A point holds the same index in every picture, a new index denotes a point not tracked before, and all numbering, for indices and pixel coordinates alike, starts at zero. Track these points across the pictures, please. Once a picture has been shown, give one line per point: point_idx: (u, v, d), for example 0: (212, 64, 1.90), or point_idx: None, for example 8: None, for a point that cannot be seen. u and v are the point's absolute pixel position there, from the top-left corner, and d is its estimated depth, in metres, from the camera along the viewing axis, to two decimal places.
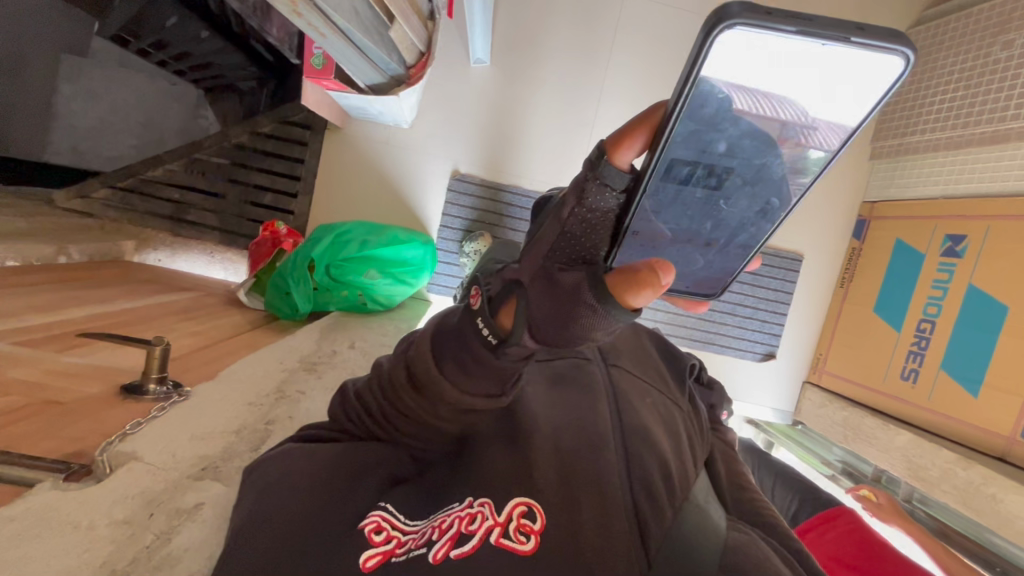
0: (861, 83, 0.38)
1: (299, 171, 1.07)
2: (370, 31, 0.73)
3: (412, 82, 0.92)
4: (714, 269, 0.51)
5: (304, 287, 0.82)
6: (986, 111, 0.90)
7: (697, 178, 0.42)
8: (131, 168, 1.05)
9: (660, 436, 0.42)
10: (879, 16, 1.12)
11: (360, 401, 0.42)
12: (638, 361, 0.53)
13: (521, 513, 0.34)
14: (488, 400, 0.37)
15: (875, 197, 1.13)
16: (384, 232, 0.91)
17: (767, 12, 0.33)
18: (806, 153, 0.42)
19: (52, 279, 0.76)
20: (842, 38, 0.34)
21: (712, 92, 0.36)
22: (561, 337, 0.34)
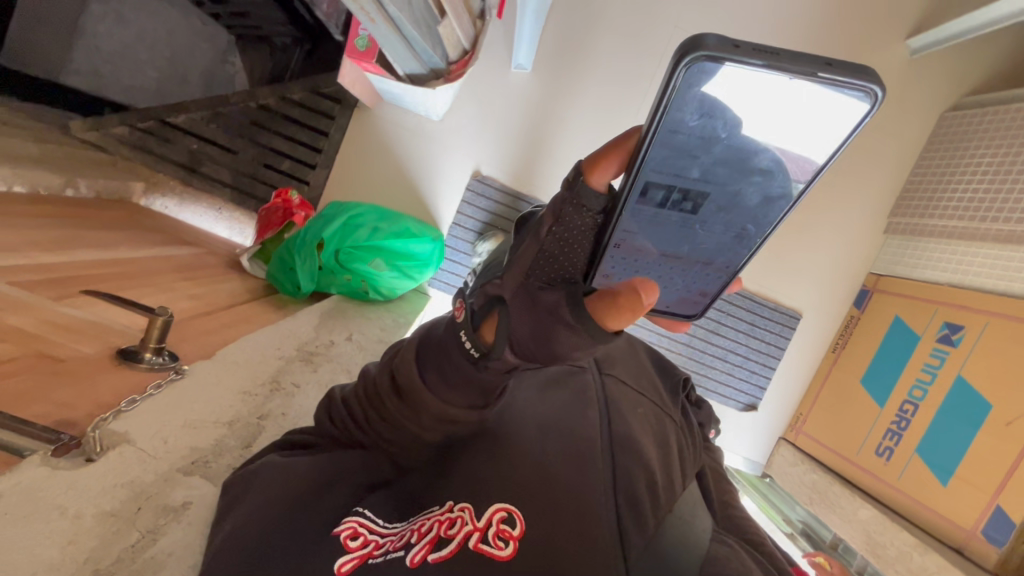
0: (821, 126, 0.40)
1: (322, 143, 1.06)
2: (419, 20, 0.74)
3: (452, 78, 0.90)
4: (691, 287, 0.50)
5: (309, 264, 0.81)
6: (1008, 210, 0.91)
7: (673, 202, 0.41)
8: (153, 111, 1.03)
9: (649, 447, 0.43)
10: (923, 91, 1.11)
11: (346, 406, 0.42)
12: (634, 371, 0.53)
13: (501, 519, 0.34)
14: (471, 410, 0.38)
15: (882, 270, 1.14)
16: (396, 222, 0.91)
17: (736, 45, 0.34)
18: (774, 185, 0.42)
19: (57, 212, 0.76)
20: (811, 72, 0.36)
21: (684, 118, 0.37)
22: (540, 352, 0.34)
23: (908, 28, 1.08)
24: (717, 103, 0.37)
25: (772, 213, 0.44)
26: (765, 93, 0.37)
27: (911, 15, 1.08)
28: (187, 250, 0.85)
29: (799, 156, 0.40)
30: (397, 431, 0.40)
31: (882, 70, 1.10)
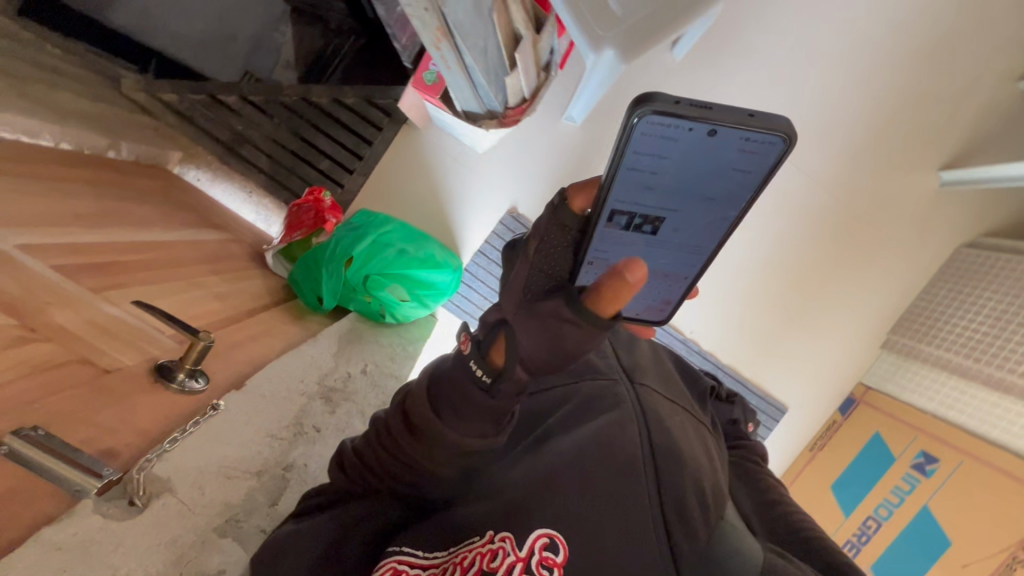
0: (751, 164, 0.51)
1: (364, 151, 1.07)
2: (489, 68, 0.78)
3: (505, 122, 0.90)
4: (657, 296, 0.61)
5: (334, 281, 0.82)
6: (998, 355, 0.97)
7: (636, 224, 0.53)
8: (209, 87, 1.06)
9: (692, 454, 0.48)
10: (945, 223, 1.14)
11: (359, 457, 0.45)
12: (663, 381, 0.57)
13: (545, 546, 0.39)
14: (485, 435, 0.40)
15: (873, 382, 1.17)
16: (422, 246, 0.93)
17: (676, 102, 0.45)
18: (714, 212, 0.54)
19: (99, 179, 0.77)
20: (734, 122, 0.47)
21: (641, 158, 0.49)
22: (553, 353, 0.40)
23: (942, 160, 1.12)
24: (665, 146, 0.49)
25: (716, 232, 0.55)
26: (702, 137, 0.48)
27: (948, 149, 1.12)
28: (215, 237, 0.87)
29: (730, 197, 0.53)
30: (415, 468, 0.42)
31: (910, 195, 1.13)
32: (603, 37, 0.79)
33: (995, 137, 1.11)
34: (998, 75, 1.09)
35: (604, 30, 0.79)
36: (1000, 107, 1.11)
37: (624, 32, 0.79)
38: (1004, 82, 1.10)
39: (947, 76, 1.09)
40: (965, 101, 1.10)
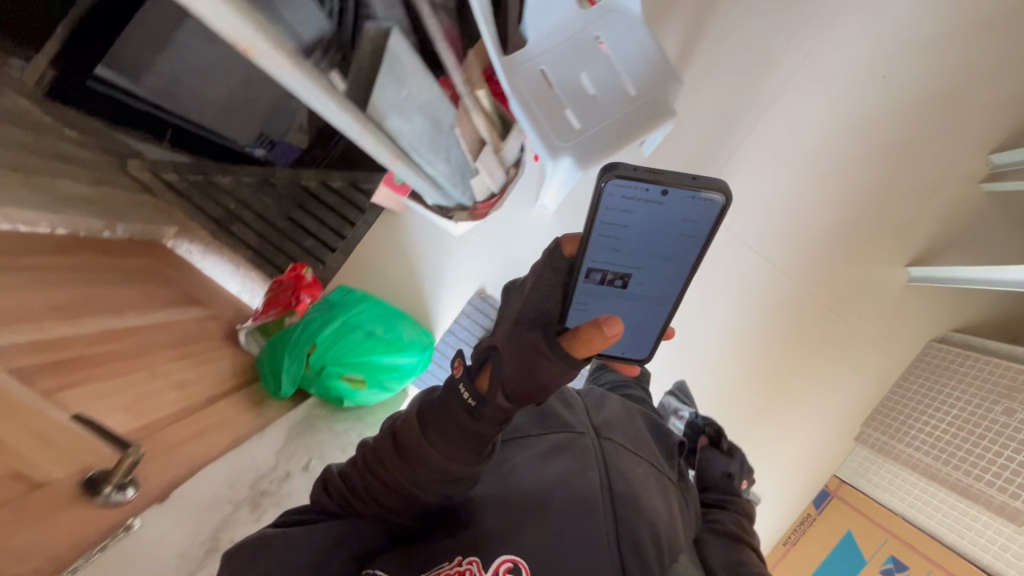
0: (703, 218, 0.57)
1: (347, 231, 1.14)
2: (451, 176, 0.83)
3: (475, 216, 0.96)
4: (633, 343, 0.69)
5: (296, 367, 0.85)
6: (971, 464, 0.95)
7: (609, 276, 0.61)
8: (206, 168, 1.15)
9: (648, 500, 0.58)
10: (915, 318, 1.15)
11: (346, 481, 0.54)
12: (629, 434, 0.65)
13: (507, 569, 0.49)
14: (466, 459, 0.50)
15: (846, 476, 1.14)
16: (391, 326, 0.98)
17: (634, 168, 0.53)
18: (675, 261, 0.61)
19: (92, 265, 0.83)
20: (682, 182, 0.55)
21: (607, 217, 0.57)
22: (527, 381, 0.48)
23: (910, 256, 1.14)
24: (626, 205, 0.56)
25: (679, 280, 0.63)
26: (658, 196, 0.56)
27: (914, 247, 1.14)
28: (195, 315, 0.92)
29: (688, 247, 0.60)
30: (397, 487, 0.52)
31: (879, 289, 1.15)
32: (560, 146, 0.83)
33: (959, 236, 1.14)
34: (958, 177, 1.13)
35: (561, 139, 0.83)
36: (962, 208, 1.13)
37: (580, 141, 0.84)
38: (965, 185, 1.13)
39: (908, 177, 1.12)
40: (928, 202, 1.13)
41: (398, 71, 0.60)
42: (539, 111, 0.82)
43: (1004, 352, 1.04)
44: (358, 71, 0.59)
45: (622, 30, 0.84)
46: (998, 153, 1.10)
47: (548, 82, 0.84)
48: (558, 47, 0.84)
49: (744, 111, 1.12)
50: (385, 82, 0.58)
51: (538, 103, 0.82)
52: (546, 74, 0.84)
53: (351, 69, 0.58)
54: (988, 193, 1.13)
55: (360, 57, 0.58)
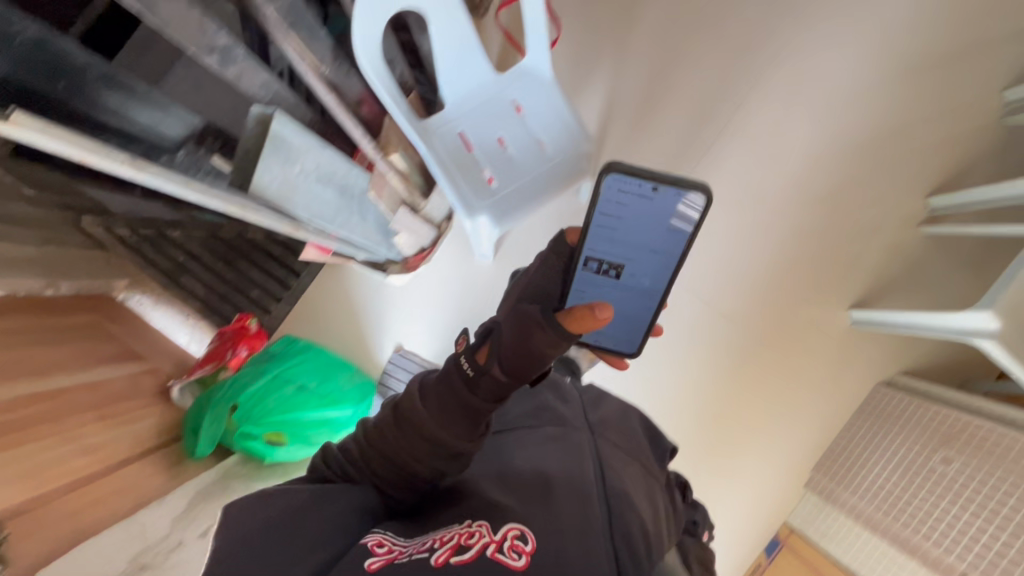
0: (685, 217, 0.64)
1: (292, 282, 1.25)
2: (369, 235, 0.87)
3: (409, 268, 1.01)
4: (622, 334, 0.78)
5: (215, 427, 0.88)
6: (911, 516, 0.95)
7: (604, 266, 0.70)
8: (154, 221, 1.10)
9: (636, 495, 0.60)
10: (861, 362, 1.14)
11: (345, 454, 0.57)
12: (623, 438, 0.71)
13: (515, 536, 0.47)
14: (462, 429, 0.55)
15: (797, 524, 1.13)
16: (324, 378, 1.04)
17: (630, 168, 0.62)
18: (662, 259, 0.69)
19: (26, 323, 0.80)
20: (667, 183, 0.62)
21: (604, 209, 0.65)
22: (523, 349, 0.56)
23: (853, 298, 1.14)
24: (620, 199, 0.65)
25: (664, 276, 0.70)
26: (647, 195, 0.64)
27: (856, 291, 1.14)
28: (128, 372, 0.93)
29: (671, 245, 0.67)
30: (394, 458, 0.55)
31: (823, 332, 1.14)
32: (479, 205, 0.94)
33: (899, 278, 1.14)
34: (897, 220, 1.12)
35: (479, 199, 0.92)
36: (901, 250, 1.13)
37: (497, 200, 0.94)
38: (904, 228, 1.12)
39: (847, 221, 1.12)
40: (869, 245, 1.13)
41: (293, 152, 0.61)
42: (458, 174, 0.88)
43: (947, 399, 1.02)
44: (245, 151, 0.60)
45: (537, 90, 0.83)
46: (936, 197, 1.10)
47: (468, 145, 0.86)
48: (476, 108, 0.83)
49: (684, 158, 1.13)
50: (271, 163, 0.60)
51: (458, 166, 0.87)
52: (464, 136, 0.85)
53: (240, 149, 0.60)
54: (927, 236, 1.12)
55: (247, 139, 0.59)
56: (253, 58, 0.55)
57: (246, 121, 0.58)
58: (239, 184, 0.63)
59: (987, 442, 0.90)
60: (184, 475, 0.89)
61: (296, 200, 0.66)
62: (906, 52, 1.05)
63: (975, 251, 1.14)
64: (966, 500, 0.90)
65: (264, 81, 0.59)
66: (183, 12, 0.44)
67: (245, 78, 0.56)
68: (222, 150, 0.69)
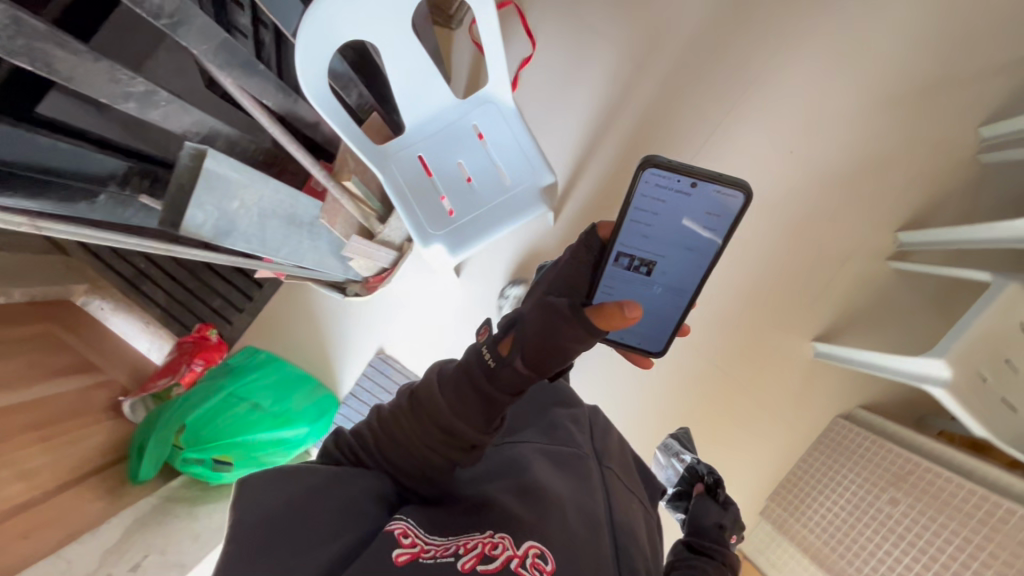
0: (723, 212, 0.60)
1: (254, 293, 1.19)
2: (321, 262, 0.88)
3: (368, 287, 1.08)
4: (647, 334, 0.73)
5: (160, 449, 0.94)
6: (857, 555, 0.95)
7: (635, 263, 0.66)
8: None
9: (639, 533, 0.60)
10: (818, 395, 1.15)
11: (357, 439, 0.53)
12: (624, 469, 0.71)
13: (536, 554, 0.47)
14: (478, 426, 0.51)
15: (750, 551, 1.14)
16: (280, 398, 1.11)
17: (670, 162, 0.57)
18: (695, 256, 0.65)
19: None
20: (706, 177, 0.58)
21: (637, 201, 0.61)
22: (549, 346, 0.52)
23: (818, 329, 1.13)
24: (654, 193, 0.60)
25: (696, 274, 0.66)
26: (683, 188, 0.60)
27: (822, 322, 1.13)
28: (80, 386, 0.93)
29: (706, 242, 0.63)
30: (408, 450, 0.51)
31: (783, 364, 1.14)
32: (433, 233, 0.91)
33: (862, 315, 1.12)
34: (867, 254, 1.10)
35: (434, 227, 0.91)
36: (867, 286, 1.11)
37: (453, 230, 0.91)
38: (872, 262, 1.10)
39: (814, 253, 1.11)
40: (839, 276, 1.11)
41: (230, 188, 0.61)
42: (414, 199, 0.89)
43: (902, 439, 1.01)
44: (179, 187, 0.59)
45: (499, 119, 0.86)
46: (904, 231, 1.07)
47: (427, 170, 0.89)
48: (436, 135, 0.88)
49: None
50: (203, 201, 0.59)
51: (413, 191, 0.89)
52: (423, 160, 0.88)
53: (173, 185, 0.59)
54: (894, 271, 1.10)
55: (179, 173, 0.58)
56: (180, 99, 0.58)
57: (181, 155, 0.58)
58: (171, 221, 0.61)
59: (934, 487, 0.90)
60: (126, 500, 0.90)
61: (234, 235, 0.66)
62: (883, 82, 1.04)
63: (941, 290, 1.12)
64: (907, 544, 0.90)
65: (195, 118, 0.62)
66: (89, 63, 0.47)
67: (171, 119, 0.59)
68: (150, 189, 0.63)
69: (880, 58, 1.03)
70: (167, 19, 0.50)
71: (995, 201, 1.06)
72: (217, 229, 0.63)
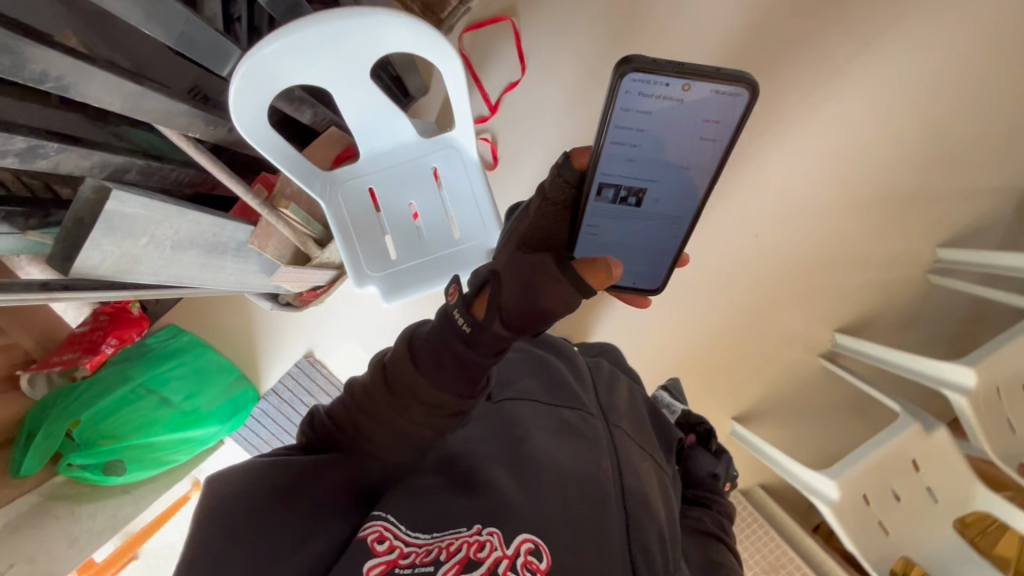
0: (724, 112, 0.67)
1: None
2: (241, 280, 1.00)
3: (302, 299, 1.25)
4: (644, 270, 0.89)
5: (49, 441, 1.18)
6: None
7: (623, 192, 0.76)
8: None
9: (650, 495, 0.66)
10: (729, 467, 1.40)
11: (333, 421, 0.60)
12: (633, 424, 0.77)
13: (528, 551, 0.51)
14: (453, 397, 0.57)
15: None
16: (174, 404, 1.35)
17: (654, 61, 0.61)
18: (691, 169, 0.74)
19: None
20: (706, 73, 0.63)
21: (627, 111, 0.67)
22: (529, 301, 0.60)
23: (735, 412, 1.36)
24: (644, 104, 0.67)
25: (690, 200, 0.79)
26: (674, 104, 0.67)
27: (746, 398, 1.36)
28: None
29: (707, 152, 0.72)
30: (389, 425, 0.57)
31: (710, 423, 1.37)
32: (369, 273, 1.05)
33: (785, 401, 1.36)
34: (802, 347, 1.30)
35: (370, 268, 1.05)
36: (797, 371, 1.32)
37: (390, 274, 1.06)
38: (808, 355, 1.31)
39: (748, 317, 1.28)
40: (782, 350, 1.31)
41: (132, 224, 0.70)
42: (356, 234, 1.03)
43: (781, 525, 1.32)
44: (77, 219, 0.66)
45: (453, 168, 1.04)
46: (841, 333, 1.26)
47: (374, 203, 1.04)
48: (390, 173, 1.03)
49: None
50: (101, 241, 0.66)
51: (354, 223, 1.02)
52: (373, 191, 1.03)
53: (71, 219, 0.66)
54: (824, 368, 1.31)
55: (76, 208, 0.66)
56: (70, 147, 0.65)
57: (82, 189, 0.66)
58: (63, 254, 0.66)
59: None
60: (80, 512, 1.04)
61: (138, 266, 0.76)
62: (825, 201, 1.15)
63: (860, 402, 1.35)
64: None
65: (97, 160, 0.69)
66: None
67: (64, 163, 0.65)
68: (36, 225, 0.76)
69: (831, 182, 1.13)
70: (55, 79, 0.54)
71: (937, 331, 1.30)
72: (137, 258, 0.74)
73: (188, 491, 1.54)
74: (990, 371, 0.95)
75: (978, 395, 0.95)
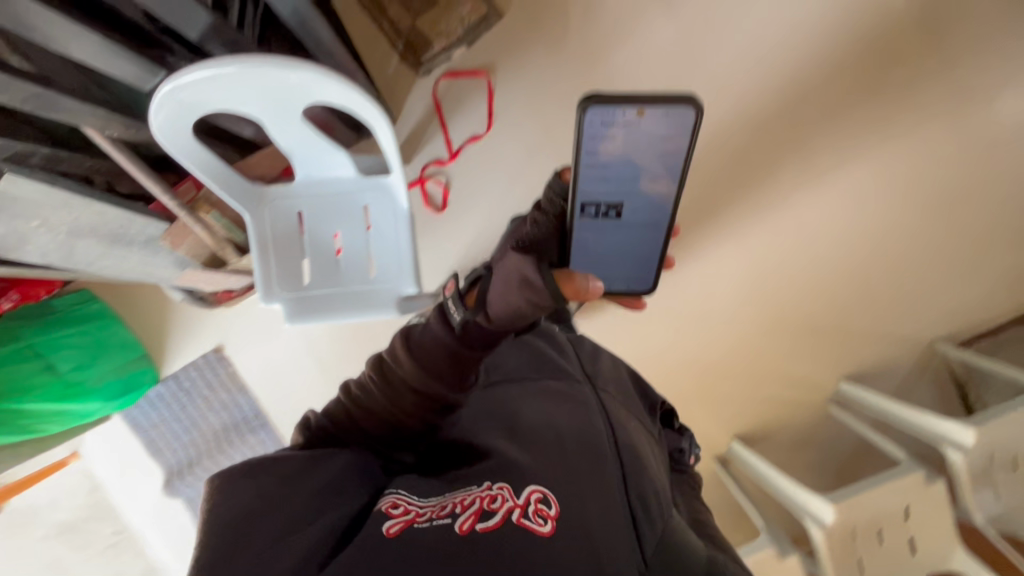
0: (677, 131, 0.73)
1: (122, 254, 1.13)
2: (149, 274, 1.03)
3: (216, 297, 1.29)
4: (633, 272, 0.97)
5: None
6: None
7: (603, 208, 0.84)
8: None
9: (642, 452, 0.67)
10: None
11: (331, 411, 0.65)
12: (620, 390, 0.79)
13: (538, 500, 0.53)
14: (443, 386, 0.62)
15: None
16: (61, 372, 1.25)
17: (605, 95, 0.69)
18: (660, 184, 0.80)
19: None
20: (653, 99, 0.69)
21: (594, 137, 0.74)
22: (509, 304, 0.61)
23: None
24: (610, 130, 0.74)
25: (661, 210, 0.85)
26: (634, 128, 0.73)
27: None
28: None
29: (670, 168, 0.78)
30: (383, 411, 0.62)
31: None
32: (277, 291, 1.06)
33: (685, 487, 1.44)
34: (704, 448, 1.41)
35: (279, 286, 1.06)
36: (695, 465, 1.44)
37: (300, 296, 1.08)
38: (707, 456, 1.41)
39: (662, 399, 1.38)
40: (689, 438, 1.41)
41: (19, 206, 0.75)
42: (275, 254, 1.05)
43: None
44: None
45: (382, 210, 1.06)
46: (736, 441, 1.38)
47: (300, 227, 1.06)
48: (323, 201, 1.06)
49: None
50: None
51: (274, 240, 1.05)
52: (302, 215, 1.05)
53: None
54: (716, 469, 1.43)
55: None
56: None
57: None
58: None
59: None
60: None
61: (24, 244, 0.82)
62: (734, 307, 1.29)
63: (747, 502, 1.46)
64: None
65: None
66: None
67: None
68: None
69: (743, 298, 1.28)
70: None
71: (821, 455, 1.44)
72: (17, 235, 0.79)
73: (66, 457, 1.36)
74: (848, 512, 1.07)
75: (832, 532, 1.07)
